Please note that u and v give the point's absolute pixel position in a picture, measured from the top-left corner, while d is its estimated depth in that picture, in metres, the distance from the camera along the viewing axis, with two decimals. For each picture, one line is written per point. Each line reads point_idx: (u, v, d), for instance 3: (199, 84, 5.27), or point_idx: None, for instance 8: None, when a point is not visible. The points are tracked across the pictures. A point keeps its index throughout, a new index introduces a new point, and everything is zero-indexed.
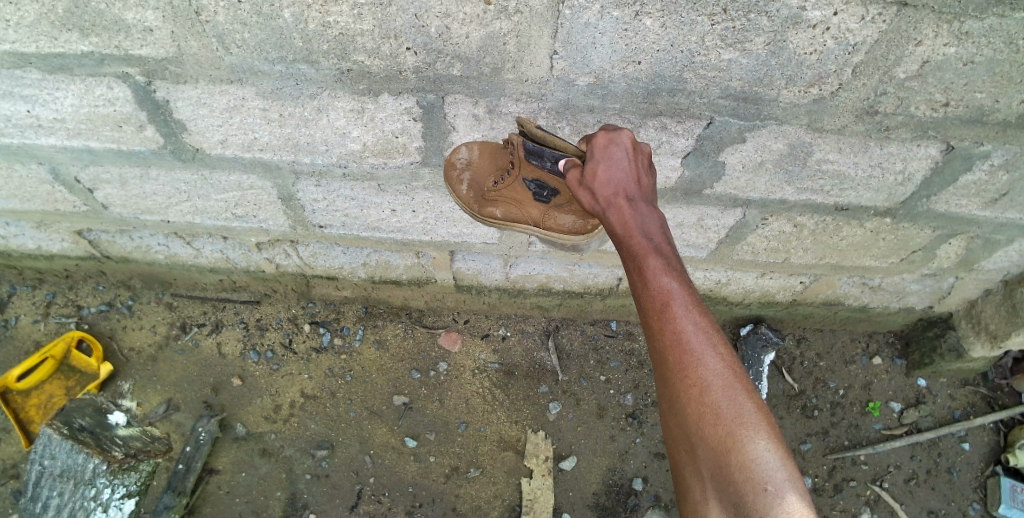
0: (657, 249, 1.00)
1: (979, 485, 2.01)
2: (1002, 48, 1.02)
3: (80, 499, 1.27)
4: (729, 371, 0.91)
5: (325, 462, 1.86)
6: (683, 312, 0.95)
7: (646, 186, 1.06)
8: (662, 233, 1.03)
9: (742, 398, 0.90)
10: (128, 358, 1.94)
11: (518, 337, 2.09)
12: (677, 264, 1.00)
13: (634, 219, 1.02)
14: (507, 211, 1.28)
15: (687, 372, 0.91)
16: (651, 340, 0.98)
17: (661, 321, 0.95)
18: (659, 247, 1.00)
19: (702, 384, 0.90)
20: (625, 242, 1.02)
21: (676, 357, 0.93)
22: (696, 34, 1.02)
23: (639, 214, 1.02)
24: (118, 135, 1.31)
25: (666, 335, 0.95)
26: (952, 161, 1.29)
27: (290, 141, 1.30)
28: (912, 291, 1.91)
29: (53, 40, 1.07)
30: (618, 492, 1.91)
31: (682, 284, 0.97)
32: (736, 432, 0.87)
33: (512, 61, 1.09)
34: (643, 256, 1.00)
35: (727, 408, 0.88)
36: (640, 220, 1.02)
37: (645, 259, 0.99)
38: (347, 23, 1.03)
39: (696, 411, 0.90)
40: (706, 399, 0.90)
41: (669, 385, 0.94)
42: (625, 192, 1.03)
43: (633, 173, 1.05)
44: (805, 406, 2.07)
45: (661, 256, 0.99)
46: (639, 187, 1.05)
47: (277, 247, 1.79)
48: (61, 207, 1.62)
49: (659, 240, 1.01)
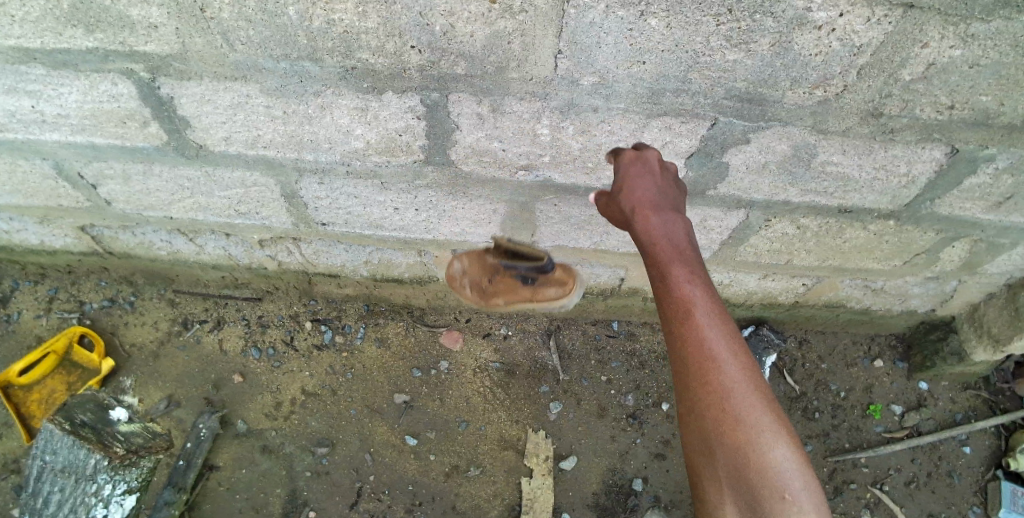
0: (681, 256, 0.96)
1: (980, 489, 2.00)
2: (1008, 51, 1.01)
3: (81, 495, 1.26)
4: (749, 377, 0.91)
5: (326, 459, 1.87)
6: (706, 317, 0.92)
7: (671, 193, 1.05)
8: (686, 239, 1.00)
9: (761, 405, 0.89)
10: (130, 354, 1.94)
11: (519, 336, 2.09)
12: (700, 270, 0.97)
13: (659, 226, 0.99)
14: (507, 303, 1.35)
15: (708, 377, 0.90)
16: (669, 344, 0.95)
17: (682, 326, 0.92)
18: (683, 252, 0.97)
19: (722, 390, 0.89)
20: (648, 249, 0.98)
21: (697, 361, 0.91)
22: (701, 34, 1.02)
23: (664, 221, 0.99)
24: (122, 131, 1.31)
25: (687, 340, 0.92)
26: (956, 164, 1.29)
27: (294, 138, 1.30)
28: (915, 293, 1.90)
29: (58, 35, 1.07)
30: (618, 493, 1.91)
31: (705, 289, 0.95)
32: (754, 438, 0.87)
33: (516, 60, 1.08)
34: (667, 262, 0.96)
35: (747, 414, 0.88)
36: (665, 226, 0.99)
37: (669, 266, 0.95)
38: (352, 21, 1.03)
39: (716, 417, 0.89)
40: (727, 406, 0.88)
41: (688, 389, 0.92)
42: (650, 200, 1.02)
43: (659, 184, 1.06)
44: (806, 408, 2.06)
45: (685, 262, 0.96)
46: (665, 195, 1.04)
47: (279, 243, 1.79)
48: (63, 202, 1.62)
49: (684, 247, 0.98)
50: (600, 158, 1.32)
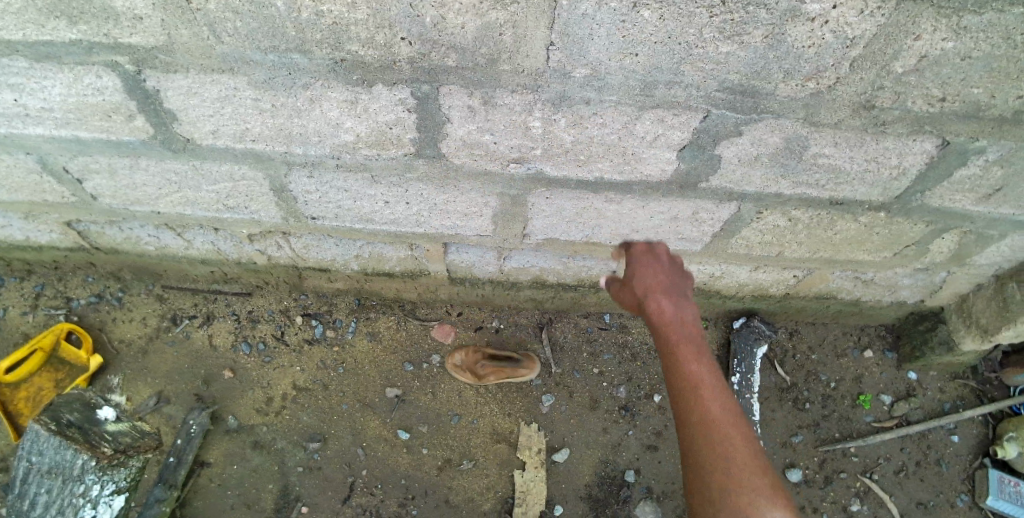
0: (690, 338, 1.11)
1: (967, 477, 2.03)
2: (999, 44, 1.01)
3: (69, 496, 1.17)
4: (751, 445, 0.97)
5: (318, 454, 1.86)
6: (708, 388, 1.03)
7: (681, 289, 1.24)
8: (695, 326, 1.15)
9: (761, 472, 0.94)
10: (118, 350, 1.92)
11: (511, 330, 2.09)
12: (706, 352, 1.10)
13: (669, 312, 1.17)
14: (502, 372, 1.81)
15: (711, 440, 0.97)
16: (675, 411, 1.05)
17: (691, 401, 1.02)
18: (691, 335, 1.12)
19: (724, 453, 0.95)
20: (660, 331, 1.15)
21: (700, 426, 0.99)
22: (695, 25, 1.01)
23: (674, 309, 1.17)
24: (107, 125, 1.29)
25: (692, 409, 1.01)
26: (947, 156, 1.29)
27: (282, 132, 1.29)
28: (904, 285, 1.92)
29: (39, 27, 1.05)
30: (610, 484, 1.92)
31: (710, 367, 1.07)
32: (753, 500, 0.90)
33: (507, 52, 1.07)
34: (677, 342, 1.11)
35: (747, 478, 0.92)
36: (675, 312, 1.17)
37: (679, 346, 1.10)
38: (341, 12, 1.01)
39: (718, 478, 0.93)
40: (729, 467, 0.94)
41: (692, 451, 0.98)
42: (664, 292, 1.21)
43: (670, 281, 1.25)
44: (796, 399, 2.08)
45: (693, 344, 1.10)
46: (677, 291, 1.23)
47: (268, 238, 1.77)
48: (48, 197, 1.60)
49: (692, 332, 1.13)
50: (591, 150, 1.31)
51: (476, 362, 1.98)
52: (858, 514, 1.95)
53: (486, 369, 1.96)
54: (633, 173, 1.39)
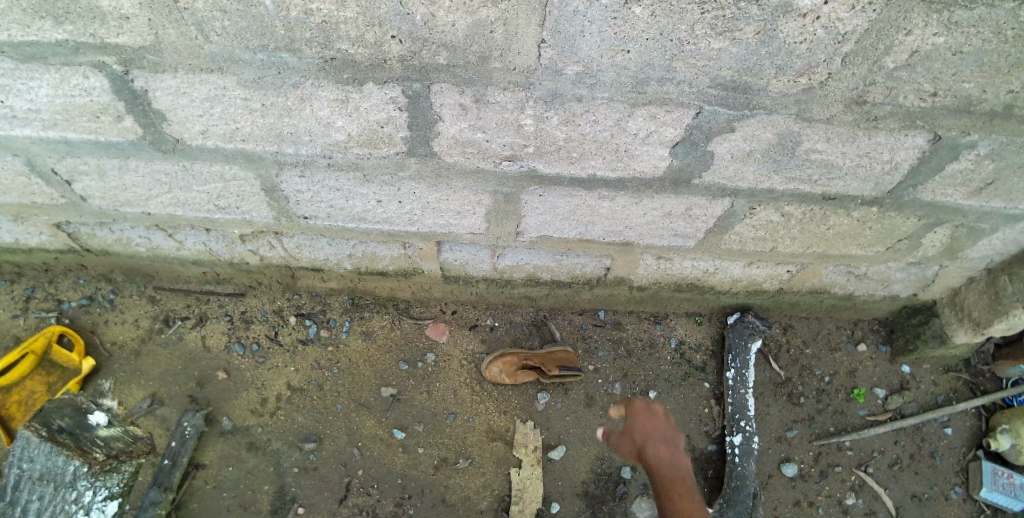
0: (679, 491, 1.76)
1: (961, 469, 2.05)
2: (990, 38, 1.02)
3: (61, 504, 1.14)
4: None
5: (314, 454, 1.86)
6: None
7: (672, 442, 1.88)
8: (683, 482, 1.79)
9: None
10: (110, 353, 1.91)
11: (506, 327, 2.09)
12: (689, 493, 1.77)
13: (666, 462, 1.83)
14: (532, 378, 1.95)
15: None
16: None
17: None
18: (678, 483, 1.78)
19: None
20: (655, 470, 1.82)
21: None
22: (687, 22, 1.00)
23: (669, 454, 1.84)
24: (95, 126, 1.27)
25: None
26: (938, 151, 1.30)
27: (273, 131, 1.27)
28: (897, 279, 1.92)
29: (25, 27, 1.03)
30: (606, 481, 1.93)
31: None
32: None
33: (499, 50, 1.06)
34: (668, 483, 1.78)
35: None
36: (670, 462, 1.83)
37: (669, 484, 1.78)
38: (330, 11, 1.00)
39: None
40: None
41: None
42: (659, 438, 1.89)
43: (665, 434, 1.89)
44: (791, 394, 2.09)
45: (678, 485, 1.78)
46: (668, 439, 1.88)
47: (260, 238, 1.76)
48: (37, 199, 1.58)
49: (682, 483, 1.79)
50: (584, 147, 1.31)
51: (512, 367, 1.95)
52: (853, 507, 1.97)
53: (523, 375, 1.95)
54: (625, 170, 1.38)
